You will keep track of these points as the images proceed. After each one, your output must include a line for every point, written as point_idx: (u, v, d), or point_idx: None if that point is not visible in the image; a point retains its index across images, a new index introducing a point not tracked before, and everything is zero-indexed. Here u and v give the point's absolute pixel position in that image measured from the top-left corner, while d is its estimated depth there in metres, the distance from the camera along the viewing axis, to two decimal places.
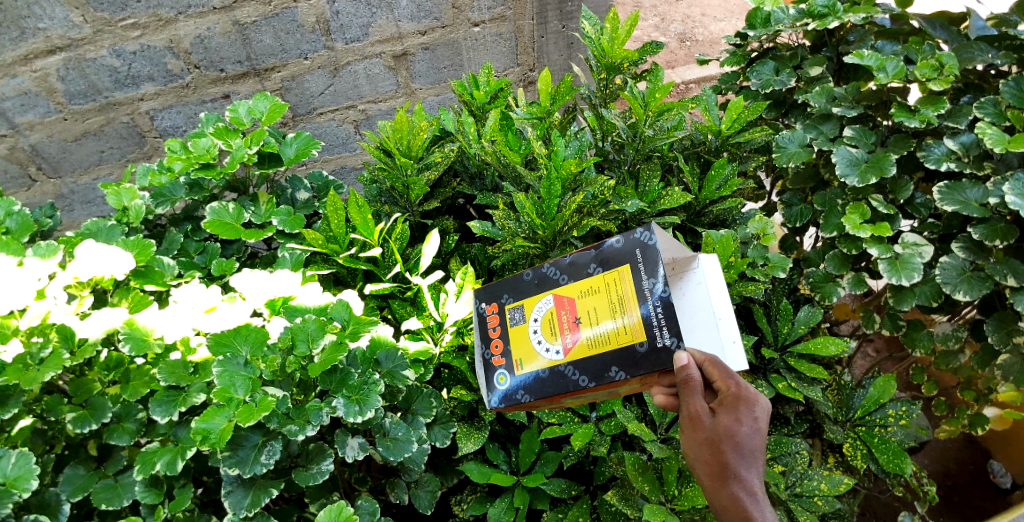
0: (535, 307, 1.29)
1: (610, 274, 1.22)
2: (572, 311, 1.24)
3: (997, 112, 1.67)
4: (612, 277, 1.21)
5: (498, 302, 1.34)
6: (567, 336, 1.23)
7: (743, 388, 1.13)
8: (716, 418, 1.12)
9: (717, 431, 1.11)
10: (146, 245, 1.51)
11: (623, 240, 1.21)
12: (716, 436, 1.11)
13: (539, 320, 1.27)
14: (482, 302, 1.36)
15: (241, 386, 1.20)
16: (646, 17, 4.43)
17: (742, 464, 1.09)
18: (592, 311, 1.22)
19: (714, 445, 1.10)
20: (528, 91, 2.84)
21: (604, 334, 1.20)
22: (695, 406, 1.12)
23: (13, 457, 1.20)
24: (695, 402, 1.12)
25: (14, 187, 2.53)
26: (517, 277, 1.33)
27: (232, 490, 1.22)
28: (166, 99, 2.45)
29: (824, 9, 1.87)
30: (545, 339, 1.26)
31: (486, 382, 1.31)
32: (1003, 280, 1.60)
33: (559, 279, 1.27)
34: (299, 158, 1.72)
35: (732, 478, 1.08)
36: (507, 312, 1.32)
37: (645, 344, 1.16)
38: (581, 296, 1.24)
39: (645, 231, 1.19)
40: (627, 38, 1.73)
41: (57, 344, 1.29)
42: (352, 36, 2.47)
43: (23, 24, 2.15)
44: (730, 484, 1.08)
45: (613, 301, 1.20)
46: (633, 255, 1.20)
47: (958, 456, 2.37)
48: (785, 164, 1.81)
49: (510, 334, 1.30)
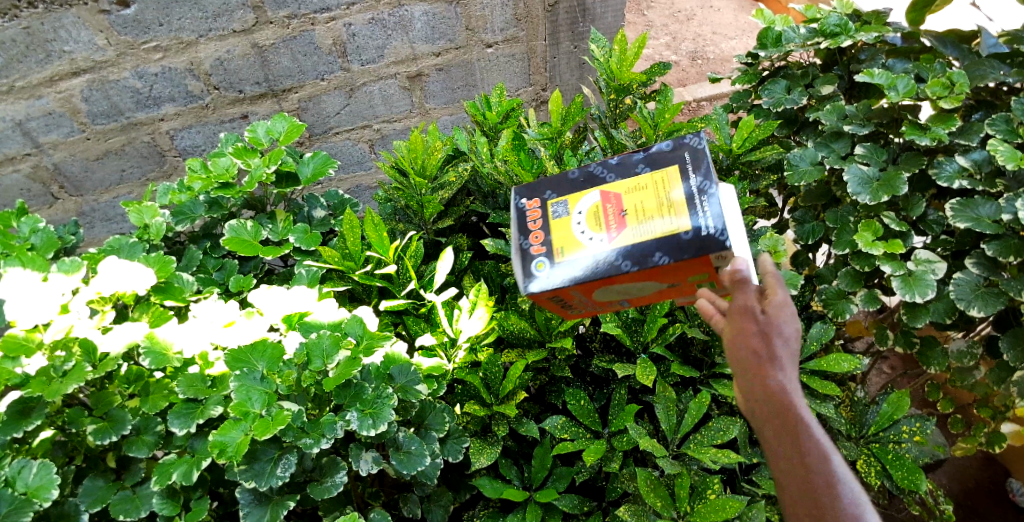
0: (578, 201, 1.17)
1: (660, 173, 1.15)
2: (619, 203, 1.14)
3: (1009, 129, 1.67)
4: (662, 175, 1.14)
5: (539, 198, 1.20)
6: (614, 226, 1.12)
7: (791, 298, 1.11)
8: (763, 321, 1.08)
9: (766, 332, 1.06)
10: (166, 260, 1.54)
11: (673, 145, 1.17)
12: (764, 336, 1.06)
13: (584, 212, 1.15)
14: (522, 198, 1.21)
15: (257, 401, 1.22)
16: (658, 36, 4.50)
17: (789, 363, 1.05)
18: (641, 203, 1.13)
19: (762, 346, 1.06)
20: (540, 110, 2.88)
21: (657, 224, 1.10)
22: (744, 307, 1.08)
23: (34, 467, 1.22)
24: (744, 304, 1.08)
25: (37, 204, 2.58)
26: (560, 175, 1.22)
27: (251, 510, 1.24)
28: (186, 119, 2.50)
29: (835, 28, 1.89)
30: (588, 230, 1.13)
31: (521, 271, 1.15)
32: (1018, 296, 1.59)
33: (607, 178, 1.18)
34: (316, 178, 1.75)
35: (777, 375, 1.04)
36: (548, 207, 1.18)
37: (691, 230, 1.07)
38: (629, 189, 1.14)
39: (695, 137, 1.17)
40: (637, 60, 1.76)
41: (80, 358, 1.31)
42: (368, 57, 2.52)
43: (49, 47, 2.21)
44: (776, 380, 1.03)
45: (666, 196, 1.12)
46: (682, 157, 1.15)
47: (977, 475, 2.34)
48: (797, 183, 1.83)
49: (550, 226, 1.16)
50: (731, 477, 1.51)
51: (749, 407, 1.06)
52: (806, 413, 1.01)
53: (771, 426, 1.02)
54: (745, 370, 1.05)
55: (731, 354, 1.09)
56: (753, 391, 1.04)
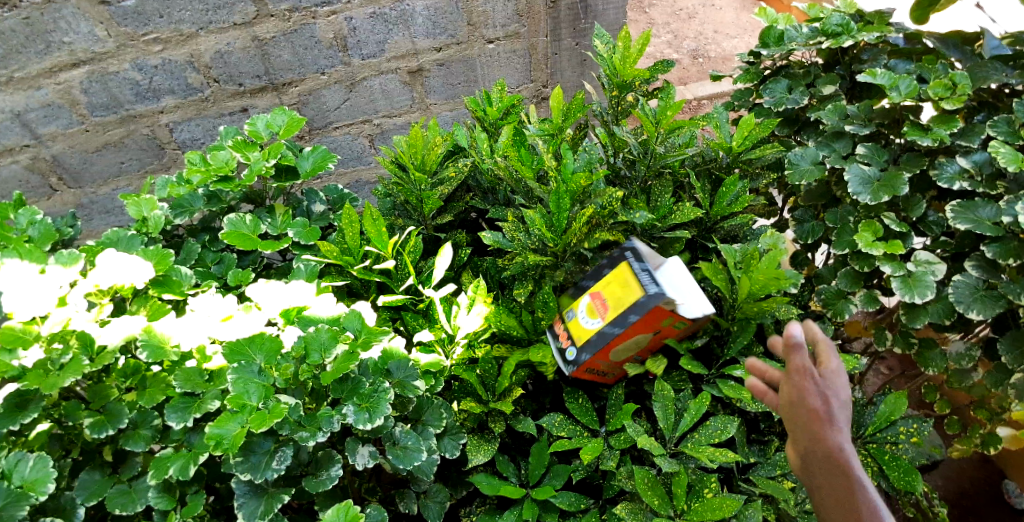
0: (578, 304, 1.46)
1: (618, 272, 1.41)
2: (602, 298, 1.41)
3: (1010, 131, 1.67)
4: (619, 272, 1.41)
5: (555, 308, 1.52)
6: (603, 313, 1.39)
7: (843, 365, 1.17)
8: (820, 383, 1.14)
9: (824, 395, 1.12)
10: (165, 255, 1.54)
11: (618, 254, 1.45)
12: (823, 398, 1.12)
13: (584, 309, 1.43)
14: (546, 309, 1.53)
15: (254, 393, 1.22)
16: (659, 33, 4.50)
17: (845, 425, 1.12)
18: (616, 293, 1.39)
19: (821, 409, 1.11)
20: (541, 106, 2.88)
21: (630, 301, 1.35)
22: (804, 371, 1.13)
23: (31, 460, 1.22)
24: (804, 366, 1.13)
25: (35, 196, 2.58)
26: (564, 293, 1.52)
27: (246, 501, 1.23)
28: (186, 112, 2.49)
29: (838, 28, 1.89)
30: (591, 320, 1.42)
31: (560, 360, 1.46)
32: (1017, 299, 1.58)
33: (586, 280, 1.47)
34: (315, 172, 1.74)
35: (836, 437, 1.10)
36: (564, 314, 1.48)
37: (645, 294, 1.34)
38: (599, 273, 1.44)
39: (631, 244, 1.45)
40: (639, 56, 1.75)
41: (78, 351, 1.31)
42: (369, 52, 2.51)
43: (49, 38, 2.20)
44: (836, 443, 1.09)
45: (631, 277, 1.38)
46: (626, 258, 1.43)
47: (973, 476, 2.34)
48: (798, 182, 1.82)
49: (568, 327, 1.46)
50: (729, 476, 1.51)
51: (806, 466, 1.11)
52: (860, 472, 1.08)
53: (827, 484, 1.08)
54: (804, 429, 1.11)
55: (788, 415, 1.15)
56: (814, 454, 1.10)
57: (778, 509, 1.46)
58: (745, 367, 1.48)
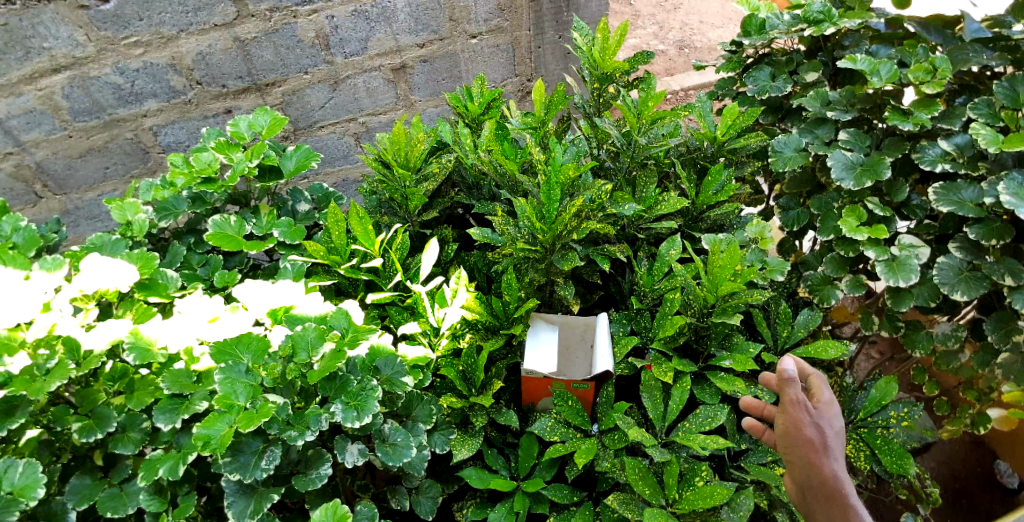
0: None
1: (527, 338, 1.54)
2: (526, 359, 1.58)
3: (991, 113, 1.68)
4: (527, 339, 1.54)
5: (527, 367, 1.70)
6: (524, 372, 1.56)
7: (835, 396, 1.28)
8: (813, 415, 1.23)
9: (816, 428, 1.22)
10: (150, 257, 1.54)
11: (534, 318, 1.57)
12: (819, 430, 1.21)
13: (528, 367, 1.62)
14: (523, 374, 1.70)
15: (241, 394, 1.22)
16: (645, 24, 4.49)
17: (838, 454, 1.21)
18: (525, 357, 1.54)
19: (817, 441, 1.20)
20: (525, 100, 2.90)
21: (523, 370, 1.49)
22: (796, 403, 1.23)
23: (20, 465, 1.21)
24: (797, 398, 1.23)
25: (20, 203, 2.55)
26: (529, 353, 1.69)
27: (235, 500, 1.23)
28: (169, 115, 2.48)
29: (819, 14, 1.88)
30: None
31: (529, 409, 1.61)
32: (1000, 280, 1.60)
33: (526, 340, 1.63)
34: (299, 171, 1.74)
35: (831, 465, 1.19)
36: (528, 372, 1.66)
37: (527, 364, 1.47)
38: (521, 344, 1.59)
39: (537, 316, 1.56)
40: (618, 48, 1.75)
41: (63, 356, 1.31)
42: (352, 49, 2.50)
43: (28, 43, 2.18)
44: (830, 470, 1.19)
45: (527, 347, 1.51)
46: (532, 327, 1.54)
47: (965, 458, 2.36)
48: (782, 169, 1.82)
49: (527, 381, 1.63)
50: (720, 464, 1.51)
51: (805, 493, 1.21)
52: (854, 497, 1.18)
53: (825, 507, 1.18)
54: (798, 456, 1.21)
55: (786, 445, 1.24)
56: (811, 481, 1.20)
57: (770, 495, 1.46)
58: (731, 358, 1.47)
